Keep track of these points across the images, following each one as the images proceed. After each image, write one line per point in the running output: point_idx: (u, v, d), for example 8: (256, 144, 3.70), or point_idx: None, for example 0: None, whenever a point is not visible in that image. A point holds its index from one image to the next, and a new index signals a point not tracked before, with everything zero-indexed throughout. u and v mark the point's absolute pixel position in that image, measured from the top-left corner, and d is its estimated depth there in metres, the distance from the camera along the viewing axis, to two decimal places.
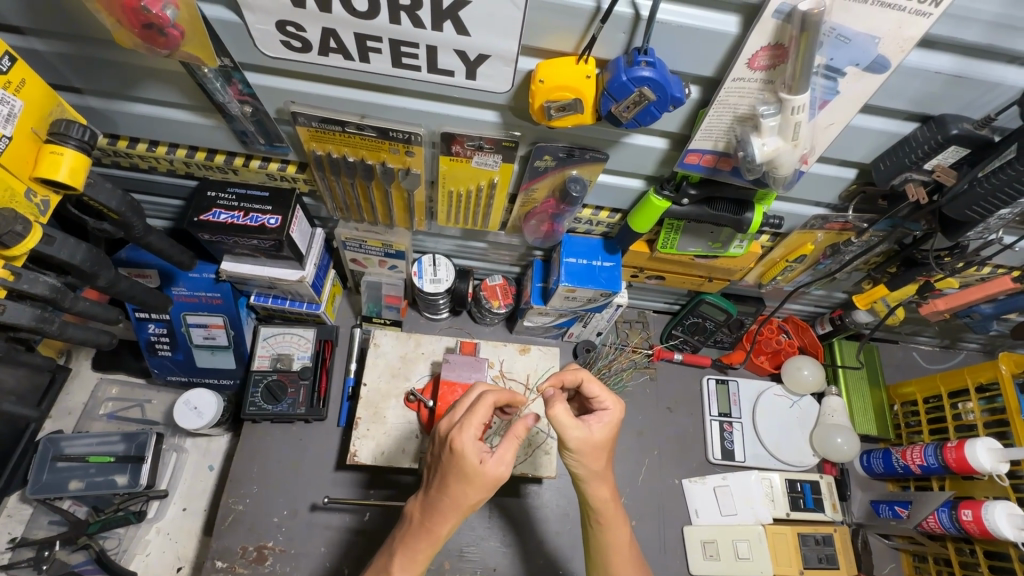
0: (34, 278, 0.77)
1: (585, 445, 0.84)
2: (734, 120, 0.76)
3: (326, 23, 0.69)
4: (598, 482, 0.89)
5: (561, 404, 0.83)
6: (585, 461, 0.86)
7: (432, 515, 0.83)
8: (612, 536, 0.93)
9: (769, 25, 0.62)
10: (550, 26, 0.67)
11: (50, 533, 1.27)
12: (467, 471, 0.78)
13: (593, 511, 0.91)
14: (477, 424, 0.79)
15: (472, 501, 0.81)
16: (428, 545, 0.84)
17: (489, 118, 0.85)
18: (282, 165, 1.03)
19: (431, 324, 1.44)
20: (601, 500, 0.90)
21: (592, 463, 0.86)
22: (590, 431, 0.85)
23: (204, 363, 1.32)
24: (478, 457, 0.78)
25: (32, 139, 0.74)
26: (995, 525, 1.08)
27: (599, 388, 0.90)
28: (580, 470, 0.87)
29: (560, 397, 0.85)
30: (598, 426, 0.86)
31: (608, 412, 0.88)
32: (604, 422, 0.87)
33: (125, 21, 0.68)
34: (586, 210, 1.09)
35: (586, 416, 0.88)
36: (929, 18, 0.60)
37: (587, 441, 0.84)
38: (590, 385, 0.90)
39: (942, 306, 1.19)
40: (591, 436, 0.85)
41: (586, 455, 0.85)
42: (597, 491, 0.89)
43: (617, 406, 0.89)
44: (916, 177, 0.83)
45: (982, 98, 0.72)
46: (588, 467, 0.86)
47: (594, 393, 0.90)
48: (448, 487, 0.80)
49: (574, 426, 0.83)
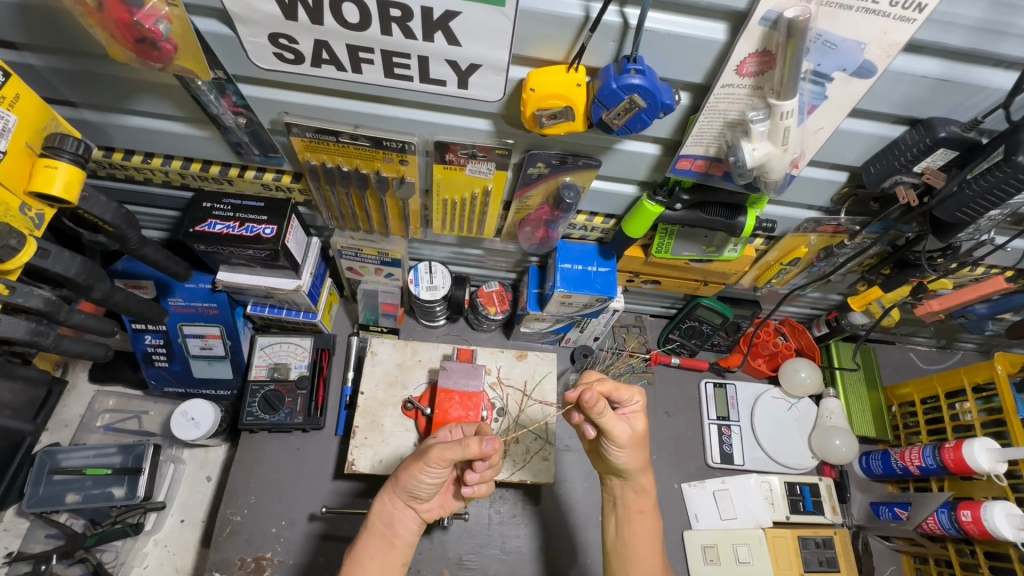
0: (28, 291, 0.77)
1: (631, 440, 0.90)
2: (725, 125, 0.77)
3: (318, 36, 0.70)
4: (644, 473, 0.96)
5: (609, 413, 0.87)
6: (636, 455, 0.92)
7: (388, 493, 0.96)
8: (645, 528, 0.97)
9: (757, 32, 0.63)
10: (539, 37, 0.68)
11: (46, 548, 1.26)
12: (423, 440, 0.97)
13: (637, 498, 0.97)
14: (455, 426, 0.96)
15: (399, 474, 0.91)
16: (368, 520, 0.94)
17: (482, 127, 0.86)
18: (278, 175, 1.04)
19: (429, 332, 1.44)
20: (647, 489, 0.97)
21: (639, 456, 0.93)
22: (633, 425, 0.92)
23: (201, 373, 1.32)
24: (436, 435, 0.96)
25: (27, 154, 0.74)
26: (994, 525, 1.08)
27: (627, 390, 0.91)
28: (631, 464, 0.93)
29: (606, 405, 0.87)
30: (638, 420, 0.92)
31: (635, 399, 0.93)
32: (639, 411, 0.93)
33: (118, 35, 0.69)
34: (580, 216, 1.09)
35: (622, 412, 0.92)
36: (914, 23, 0.60)
37: (636, 435, 0.91)
38: (617, 392, 0.90)
39: (936, 306, 1.20)
40: (635, 430, 0.91)
41: (632, 448, 0.91)
42: (644, 481, 0.97)
43: (645, 396, 0.92)
44: (906, 179, 0.84)
45: (969, 101, 0.73)
46: (637, 459, 0.93)
47: (622, 397, 0.91)
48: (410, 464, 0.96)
49: (620, 425, 0.88)
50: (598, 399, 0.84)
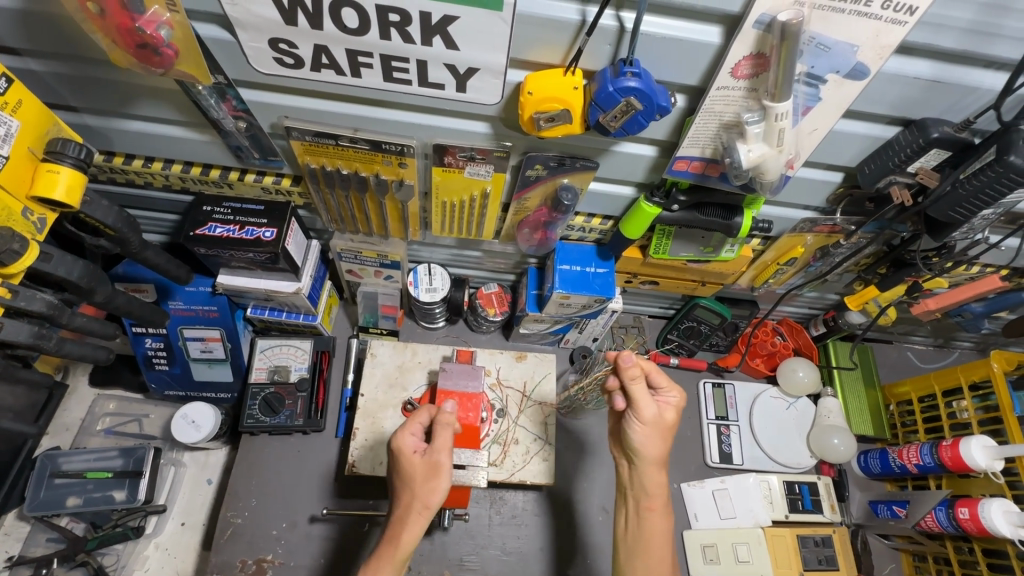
0: (31, 295, 0.78)
1: (653, 421, 0.91)
2: (721, 127, 0.78)
3: (318, 40, 0.70)
4: (658, 468, 0.94)
5: (641, 386, 0.90)
6: (651, 439, 0.92)
7: (393, 523, 0.88)
8: (656, 525, 0.95)
9: (751, 35, 0.64)
10: (536, 40, 0.69)
11: (47, 551, 1.26)
12: (403, 463, 0.88)
13: (646, 495, 0.95)
14: (411, 425, 0.91)
15: (423, 498, 0.87)
16: (391, 560, 0.85)
17: (480, 130, 0.87)
18: (277, 178, 1.05)
19: (428, 334, 1.45)
20: (658, 486, 0.95)
21: (657, 444, 0.92)
22: (662, 412, 0.92)
23: (201, 376, 1.32)
24: (410, 449, 0.89)
25: (28, 158, 0.74)
26: (992, 523, 1.09)
27: (666, 379, 0.93)
28: (645, 450, 0.92)
29: (642, 377, 0.91)
30: (669, 410, 0.93)
31: (673, 394, 0.95)
32: (672, 405, 0.94)
33: (120, 40, 0.69)
34: (578, 218, 1.10)
35: (656, 397, 0.94)
36: (906, 25, 0.61)
37: (660, 420, 0.92)
38: (658, 376, 0.95)
39: (933, 306, 1.20)
40: (662, 416, 0.92)
41: (652, 430, 0.92)
42: (656, 477, 0.94)
43: (681, 391, 0.94)
44: (900, 180, 0.85)
45: (961, 102, 0.74)
46: (652, 446, 0.92)
47: (660, 384, 0.94)
48: (399, 488, 0.89)
49: (647, 403, 0.90)
50: (633, 362, 0.89)
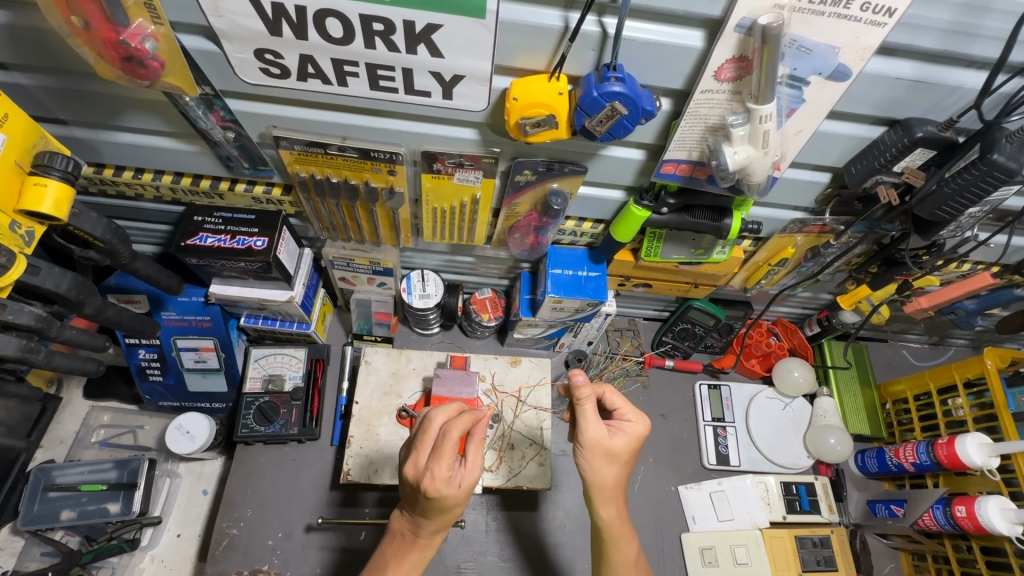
0: (18, 309, 0.77)
1: (599, 446, 0.89)
2: (706, 130, 0.78)
3: (304, 51, 0.71)
4: (609, 497, 0.92)
5: (590, 407, 0.88)
6: (596, 464, 0.90)
7: (421, 532, 0.89)
8: (621, 553, 0.95)
9: (733, 38, 0.64)
10: (520, 46, 0.69)
11: (41, 566, 1.25)
12: (450, 502, 0.81)
13: (601, 530, 0.94)
14: (447, 459, 0.80)
15: (459, 512, 0.87)
16: (422, 554, 0.91)
17: (467, 137, 0.87)
18: (267, 188, 1.05)
19: (422, 340, 1.44)
20: (609, 519, 0.93)
21: (603, 469, 0.90)
22: (612, 438, 0.90)
23: (195, 386, 1.31)
24: (456, 485, 0.81)
25: (16, 171, 0.75)
26: (988, 520, 1.09)
27: (622, 402, 0.93)
28: (592, 478, 0.91)
29: (592, 402, 0.88)
30: (619, 437, 0.91)
31: (630, 422, 0.93)
32: (625, 433, 0.91)
33: (106, 55, 0.70)
34: (569, 222, 1.11)
35: (607, 424, 0.92)
36: (885, 27, 0.62)
37: (603, 445, 0.89)
38: (613, 397, 0.93)
39: (925, 304, 1.23)
40: (610, 444, 0.89)
41: (595, 455, 0.89)
42: (606, 508, 0.93)
43: (638, 419, 0.92)
44: (886, 179, 0.85)
45: (945, 101, 0.74)
46: (599, 470, 0.90)
47: (616, 407, 0.93)
48: (436, 513, 0.84)
49: (592, 426, 0.88)
50: (585, 386, 0.85)
